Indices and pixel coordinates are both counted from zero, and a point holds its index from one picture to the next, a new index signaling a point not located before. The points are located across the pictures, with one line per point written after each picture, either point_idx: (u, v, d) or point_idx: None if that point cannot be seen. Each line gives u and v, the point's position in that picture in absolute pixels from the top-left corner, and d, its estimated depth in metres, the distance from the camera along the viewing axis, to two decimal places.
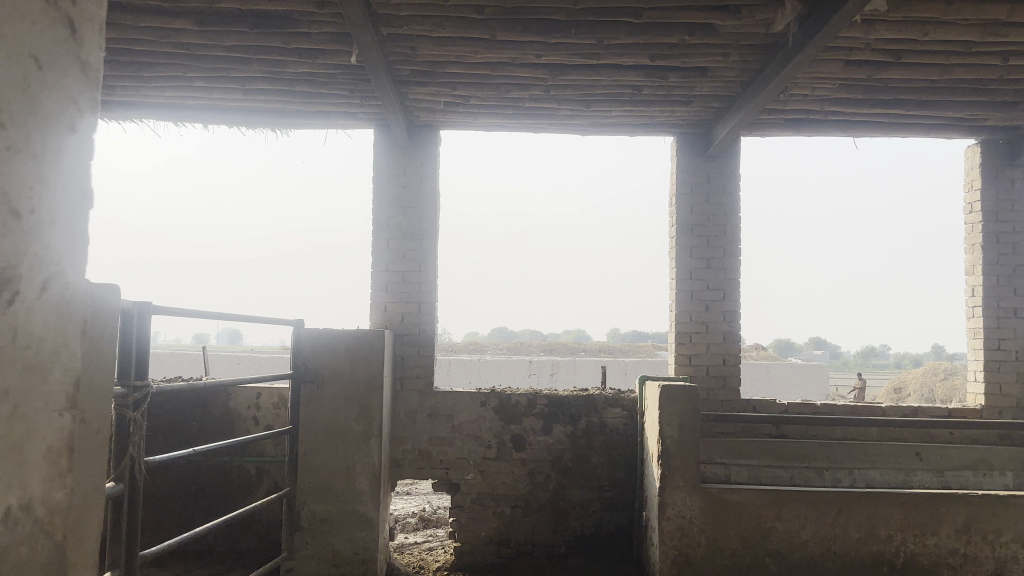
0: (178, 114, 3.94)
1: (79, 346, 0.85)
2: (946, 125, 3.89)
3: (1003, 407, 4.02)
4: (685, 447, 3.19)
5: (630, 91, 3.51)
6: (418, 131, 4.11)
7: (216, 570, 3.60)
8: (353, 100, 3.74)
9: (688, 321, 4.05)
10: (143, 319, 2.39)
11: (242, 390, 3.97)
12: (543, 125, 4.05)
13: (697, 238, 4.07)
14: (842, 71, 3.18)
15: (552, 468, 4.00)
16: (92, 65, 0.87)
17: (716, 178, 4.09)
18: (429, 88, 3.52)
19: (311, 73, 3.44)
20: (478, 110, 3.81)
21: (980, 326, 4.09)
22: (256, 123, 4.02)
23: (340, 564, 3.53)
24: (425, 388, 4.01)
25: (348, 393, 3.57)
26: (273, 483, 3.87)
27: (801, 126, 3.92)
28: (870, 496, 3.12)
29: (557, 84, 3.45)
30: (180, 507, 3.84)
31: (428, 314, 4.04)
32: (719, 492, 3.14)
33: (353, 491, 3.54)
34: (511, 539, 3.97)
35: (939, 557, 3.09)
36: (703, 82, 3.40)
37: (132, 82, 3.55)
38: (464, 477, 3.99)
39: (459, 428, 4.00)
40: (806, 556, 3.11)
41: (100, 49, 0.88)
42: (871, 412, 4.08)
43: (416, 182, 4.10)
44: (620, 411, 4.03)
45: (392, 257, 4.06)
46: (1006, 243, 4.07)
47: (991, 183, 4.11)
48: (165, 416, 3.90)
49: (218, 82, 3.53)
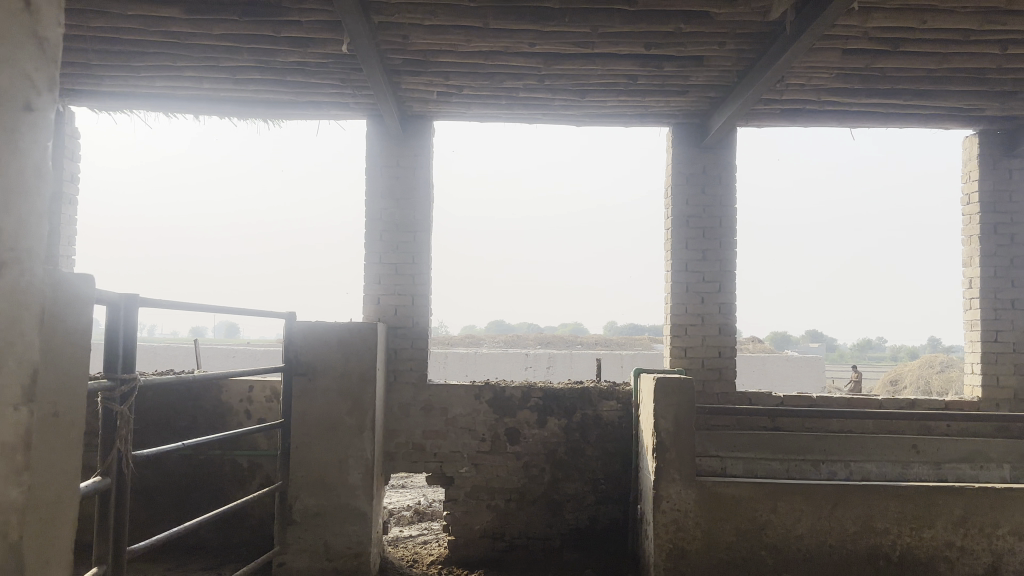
0: (168, 105, 3.89)
1: (34, 333, 0.88)
2: (944, 115, 3.86)
3: (1001, 399, 4.00)
4: (681, 440, 3.16)
5: (625, 81, 3.47)
6: (411, 122, 4.07)
7: (208, 564, 3.57)
8: (345, 90, 3.70)
9: (683, 313, 4.02)
10: (130, 311, 2.36)
11: (234, 383, 3.93)
12: (537, 115, 4.01)
13: (693, 230, 4.04)
14: (839, 60, 3.15)
15: (547, 461, 3.97)
16: (47, 47, 0.90)
17: (712, 169, 4.06)
18: (422, 77, 3.47)
19: (302, 62, 3.39)
20: (471, 100, 3.77)
21: (977, 318, 4.07)
22: (246, 114, 3.98)
23: (333, 558, 3.50)
24: (418, 381, 3.98)
25: (340, 386, 3.54)
26: (266, 477, 3.85)
27: (798, 117, 3.89)
28: (866, 489, 3.10)
29: (551, 73, 3.41)
30: (171, 501, 3.81)
31: (422, 306, 4.01)
32: (715, 486, 3.12)
33: (346, 485, 3.51)
34: (505, 533, 3.95)
35: (934, 549, 3.07)
36: (699, 72, 3.36)
37: (121, 72, 3.50)
38: (458, 470, 3.96)
39: (453, 421, 3.97)
40: (801, 549, 3.09)
41: (56, 31, 0.91)
42: (868, 404, 4.05)
43: (409, 173, 4.06)
44: (615, 403, 4.01)
45: (385, 249, 4.02)
46: (1003, 234, 4.05)
47: (988, 174, 4.08)
48: (157, 409, 3.87)
49: (208, 71, 3.48)
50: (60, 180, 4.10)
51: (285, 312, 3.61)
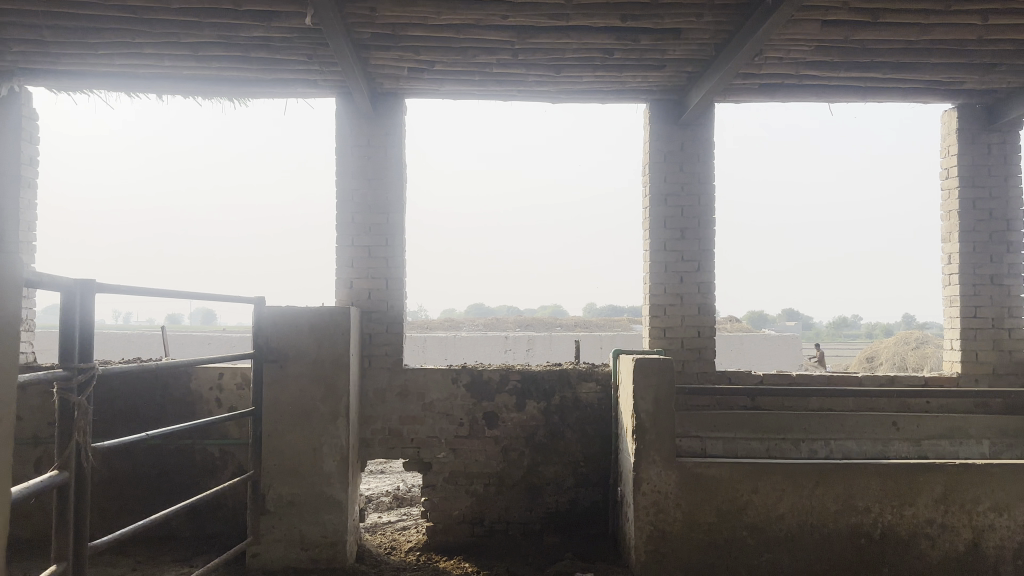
0: (128, 84, 3.75)
1: None
2: (923, 88, 3.81)
3: (979, 375, 3.99)
4: (661, 421, 3.10)
5: (601, 55, 3.38)
6: (382, 100, 3.95)
7: (179, 555, 3.49)
8: (313, 67, 3.58)
9: (662, 293, 3.96)
10: (86, 297, 2.25)
11: (204, 371, 3.82)
12: (513, 92, 3.91)
13: (671, 209, 3.97)
14: (819, 32, 3.08)
15: (525, 445, 3.91)
16: None
17: (690, 146, 3.99)
18: (392, 52, 3.36)
19: (267, 37, 3.27)
20: (444, 76, 3.67)
21: (956, 294, 4.04)
22: (211, 92, 3.85)
23: (309, 548, 3.42)
24: (394, 365, 3.89)
25: (313, 371, 3.44)
26: (239, 466, 3.76)
27: (776, 92, 3.82)
28: (847, 468, 3.06)
29: (524, 48, 3.31)
30: (141, 492, 3.71)
31: (396, 289, 3.92)
32: (695, 466, 3.07)
33: (320, 473, 3.43)
34: (485, 518, 3.89)
35: (915, 527, 3.05)
36: (677, 45, 3.27)
37: (78, 50, 3.36)
38: (435, 456, 3.89)
39: (429, 406, 3.89)
40: (783, 528, 3.06)
41: None
42: (848, 381, 4.02)
43: (380, 153, 3.94)
44: (595, 384, 3.95)
45: (358, 231, 3.92)
46: (982, 209, 4.02)
47: (967, 148, 4.04)
48: (125, 399, 3.76)
49: (169, 48, 3.35)
50: (19, 163, 3.94)
51: (253, 297, 3.50)
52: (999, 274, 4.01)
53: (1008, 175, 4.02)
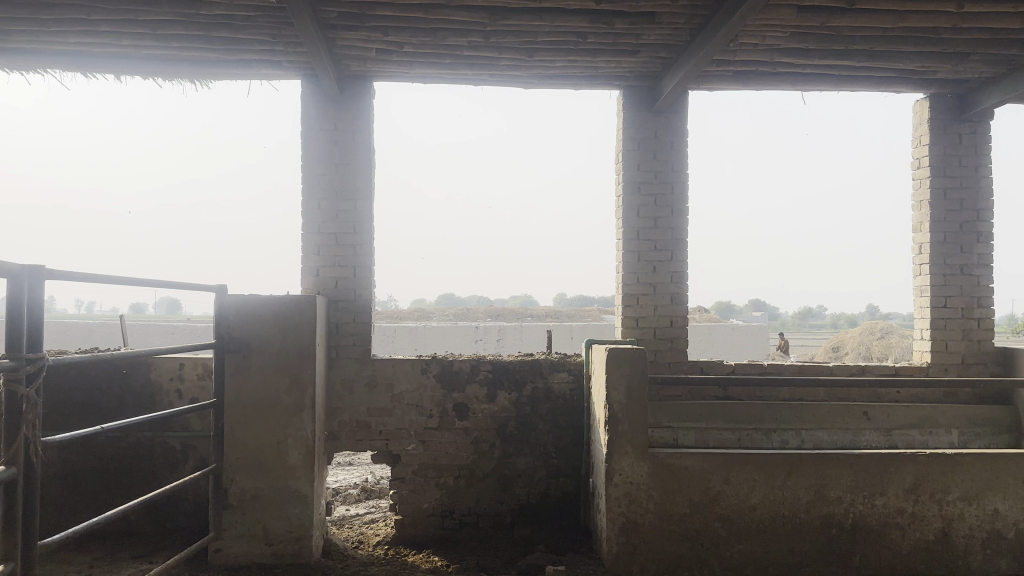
0: (85, 63, 3.60)
1: None
2: (895, 77, 3.79)
3: (949, 363, 4.01)
4: (633, 412, 3.05)
5: (574, 39, 3.31)
6: (349, 83, 3.84)
7: (138, 552, 3.37)
8: (277, 47, 3.46)
9: (635, 282, 3.92)
10: (35, 285, 2.09)
11: (164, 361, 3.70)
12: (484, 76, 3.83)
13: (644, 197, 3.92)
14: (796, 17, 3.03)
15: (496, 436, 3.85)
16: None
17: (663, 134, 3.94)
18: (360, 33, 3.25)
19: (229, 15, 3.15)
20: (413, 59, 3.57)
21: (927, 284, 4.05)
22: (172, 72, 3.71)
23: (272, 543, 3.33)
24: (362, 356, 3.80)
25: (277, 362, 3.34)
26: (201, 460, 3.64)
27: (749, 79, 3.79)
28: (820, 457, 3.03)
29: (496, 30, 3.23)
30: (98, 486, 3.59)
31: (364, 278, 3.82)
32: (668, 457, 3.03)
33: (286, 467, 3.34)
34: (455, 510, 3.83)
35: (887, 516, 3.04)
36: (652, 29, 3.22)
37: (30, 27, 3.21)
38: (405, 448, 3.81)
39: (398, 398, 3.81)
40: (754, 519, 3.04)
41: None
42: (819, 370, 4.01)
43: (348, 137, 3.84)
44: (566, 375, 3.89)
45: (324, 217, 3.81)
46: (952, 200, 4.02)
47: (939, 138, 4.03)
48: (82, 389, 3.63)
49: (127, 26, 3.21)
50: None
51: (214, 285, 3.39)
52: (969, 264, 4.02)
53: (978, 166, 4.03)
